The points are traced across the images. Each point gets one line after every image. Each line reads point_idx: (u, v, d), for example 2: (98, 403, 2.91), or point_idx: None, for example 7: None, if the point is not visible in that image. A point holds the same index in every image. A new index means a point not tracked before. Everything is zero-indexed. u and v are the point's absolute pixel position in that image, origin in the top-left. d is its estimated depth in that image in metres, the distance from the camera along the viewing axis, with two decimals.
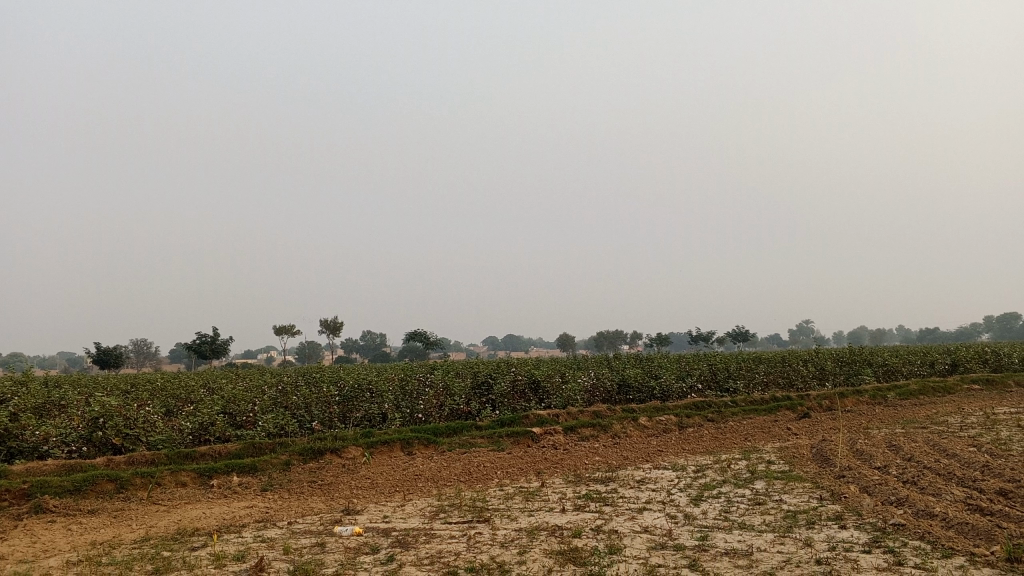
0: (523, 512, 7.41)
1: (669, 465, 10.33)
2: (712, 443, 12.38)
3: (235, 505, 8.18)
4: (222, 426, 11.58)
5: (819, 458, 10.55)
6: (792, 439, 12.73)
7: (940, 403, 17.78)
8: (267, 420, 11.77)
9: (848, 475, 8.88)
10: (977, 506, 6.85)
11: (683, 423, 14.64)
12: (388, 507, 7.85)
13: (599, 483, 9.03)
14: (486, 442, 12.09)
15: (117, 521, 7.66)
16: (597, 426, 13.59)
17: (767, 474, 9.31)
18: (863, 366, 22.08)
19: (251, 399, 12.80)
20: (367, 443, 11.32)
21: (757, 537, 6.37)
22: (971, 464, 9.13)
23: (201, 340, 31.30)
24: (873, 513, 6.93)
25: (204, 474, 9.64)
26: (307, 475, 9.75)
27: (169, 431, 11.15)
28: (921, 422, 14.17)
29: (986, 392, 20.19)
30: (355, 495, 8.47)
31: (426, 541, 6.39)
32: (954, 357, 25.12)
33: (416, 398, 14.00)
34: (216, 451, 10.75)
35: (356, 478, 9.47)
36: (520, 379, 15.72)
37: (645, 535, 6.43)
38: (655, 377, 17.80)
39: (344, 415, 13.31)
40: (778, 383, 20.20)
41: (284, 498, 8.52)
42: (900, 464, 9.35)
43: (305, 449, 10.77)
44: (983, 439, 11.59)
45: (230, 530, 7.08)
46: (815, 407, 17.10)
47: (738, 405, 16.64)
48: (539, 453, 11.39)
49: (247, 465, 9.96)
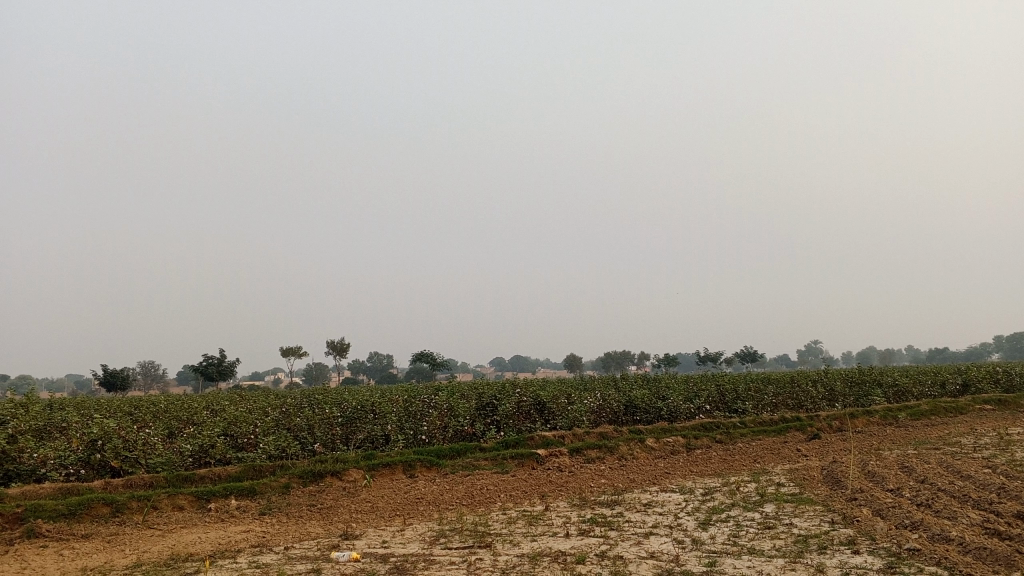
0: (526, 537, 7.22)
1: (676, 488, 10.11)
2: (720, 465, 12.15)
3: (231, 530, 8.00)
4: (222, 448, 11.40)
5: (830, 480, 10.32)
6: (802, 461, 12.48)
7: (952, 423, 17.49)
8: (268, 442, 11.59)
9: (860, 498, 8.66)
10: (995, 531, 6.63)
11: (690, 445, 14.40)
12: (388, 532, 7.66)
13: (604, 506, 8.83)
14: (490, 465, 11.89)
15: (110, 546, 7.50)
16: (603, 448, 13.37)
17: (777, 497, 9.09)
18: (872, 387, 21.78)
19: (252, 421, 12.63)
20: (369, 466, 11.12)
21: (767, 563, 6.16)
22: (986, 486, 8.90)
23: (207, 361, 31.18)
24: (886, 538, 6.72)
25: (201, 498, 9.46)
26: (307, 499, 9.57)
27: (168, 454, 10.98)
28: (933, 443, 13.91)
29: (998, 412, 19.89)
30: (355, 520, 8.28)
31: (424, 568, 6.20)
32: (965, 378, 24.81)
33: (420, 419, 13.79)
34: (215, 474, 10.57)
35: (356, 502, 9.28)
36: (525, 400, 15.52)
37: (651, 562, 6.23)
38: (663, 398, 17.57)
39: (347, 437, 13.12)
40: (787, 405, 19.92)
41: (282, 522, 8.34)
42: (913, 487, 9.12)
43: (305, 472, 10.59)
44: (998, 460, 11.33)
45: (225, 555, 6.91)
46: (825, 428, 16.85)
47: (747, 426, 16.39)
48: (543, 475, 11.18)
49: (245, 488, 9.79)
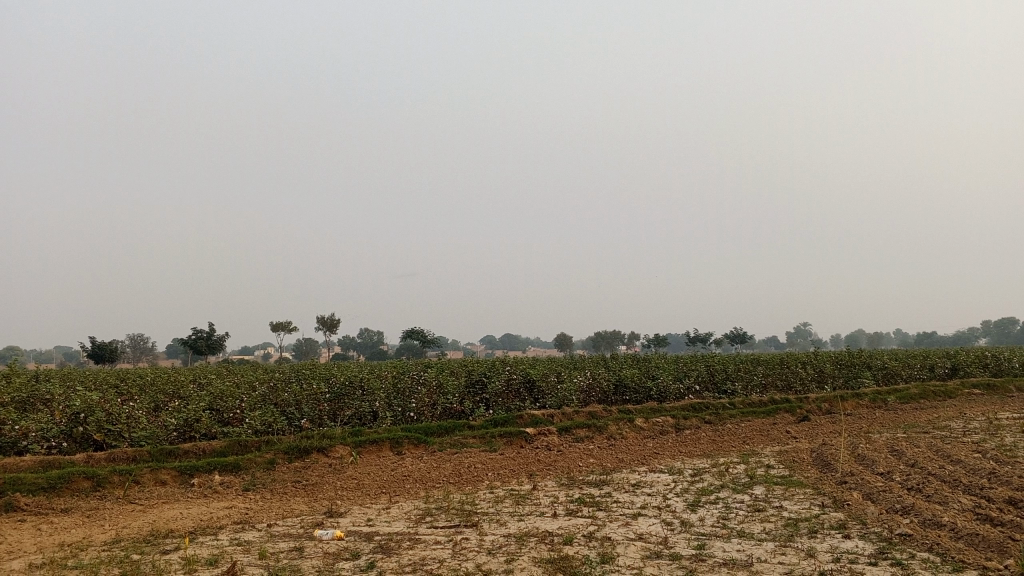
0: (513, 517, 7.12)
1: (665, 468, 10.04)
2: (710, 446, 12.10)
3: (213, 506, 7.87)
4: (207, 422, 11.26)
5: (820, 462, 10.26)
6: (792, 443, 12.43)
7: (941, 407, 17.51)
8: (254, 417, 11.44)
9: (850, 481, 8.59)
10: (987, 516, 6.55)
11: (680, 425, 14.34)
12: (373, 510, 7.54)
13: (593, 486, 8.74)
14: (479, 443, 11.80)
15: (89, 521, 7.37)
16: (592, 427, 13.29)
17: (766, 480, 9.02)
18: (862, 369, 21.78)
19: (239, 395, 12.49)
20: (355, 443, 11.00)
21: (757, 547, 6.07)
22: (977, 471, 8.85)
23: (196, 335, 30.97)
24: (878, 523, 6.63)
25: (184, 473, 9.33)
26: (292, 475, 9.45)
27: (152, 427, 10.82)
28: (923, 426, 13.90)
29: (986, 396, 19.92)
30: (339, 497, 8.15)
31: (409, 547, 6.08)
32: (954, 361, 24.84)
33: (409, 396, 13.67)
34: (200, 449, 10.44)
35: (342, 479, 9.15)
36: (514, 378, 15.44)
37: (639, 543, 6.13)
38: (653, 378, 17.51)
39: (334, 413, 12.99)
40: (777, 386, 19.89)
41: (266, 499, 8.21)
42: (903, 471, 9.07)
43: (291, 448, 10.47)
44: (988, 445, 11.30)
45: (206, 532, 6.78)
46: (814, 410, 16.83)
47: (736, 407, 16.36)
48: (532, 454, 11.08)
49: (229, 464, 9.66)
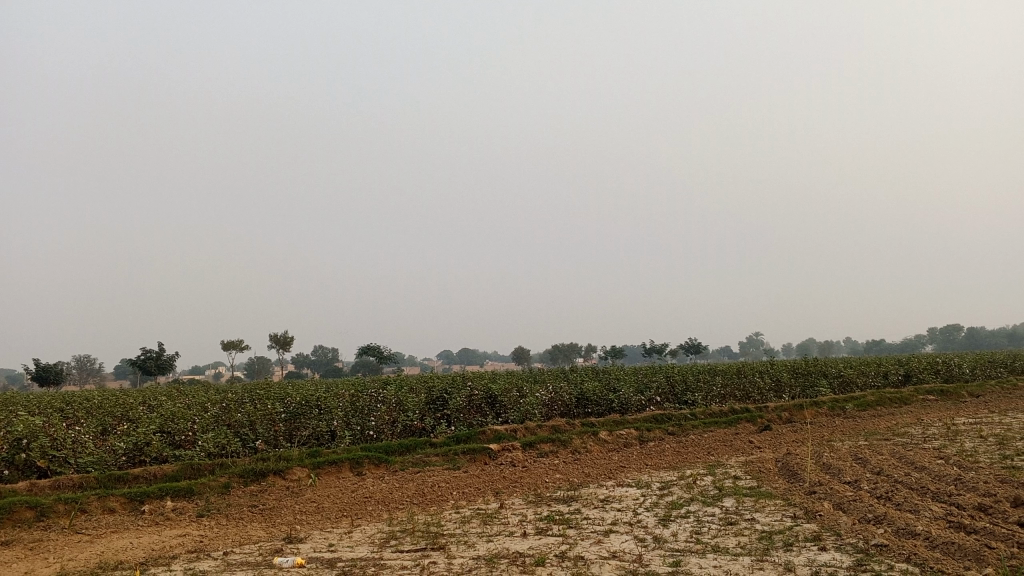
0: (482, 538, 6.88)
1: (632, 482, 9.89)
2: (674, 458, 12.01)
3: (165, 534, 7.49)
4: (158, 446, 10.82)
5: (786, 473, 10.19)
6: (756, 453, 12.37)
7: (898, 414, 17.68)
8: (207, 439, 11.03)
9: (819, 491, 8.52)
10: (959, 524, 6.51)
11: (643, 437, 14.25)
12: (334, 534, 7.24)
13: (561, 502, 8.55)
14: (441, 461, 11.53)
15: (33, 554, 6.96)
16: (556, 441, 13.12)
17: (736, 491, 8.91)
18: (818, 378, 21.94)
19: (191, 416, 12.07)
20: (314, 464, 10.66)
21: (733, 562, 5.92)
22: (943, 478, 8.85)
23: (145, 356, 30.16)
24: (852, 534, 6.53)
25: (135, 499, 8.93)
26: (248, 499, 9.09)
27: (100, 452, 10.37)
28: (883, 433, 13.98)
29: (940, 402, 20.24)
30: (299, 522, 7.84)
31: (375, 573, 5.81)
32: (907, 368, 25.22)
33: (368, 414, 13.34)
34: (151, 474, 10.01)
35: (301, 502, 8.82)
36: (476, 394, 15.19)
37: (614, 562, 5.94)
38: (614, 390, 17.41)
39: (290, 434, 12.60)
40: (735, 396, 19.94)
41: (221, 525, 7.86)
42: (870, 479, 9.03)
43: (246, 471, 10.09)
44: (949, 450, 11.38)
45: (158, 563, 6.42)
46: (775, 419, 16.89)
47: (697, 418, 16.33)
48: (496, 471, 10.86)
49: (182, 489, 9.27)
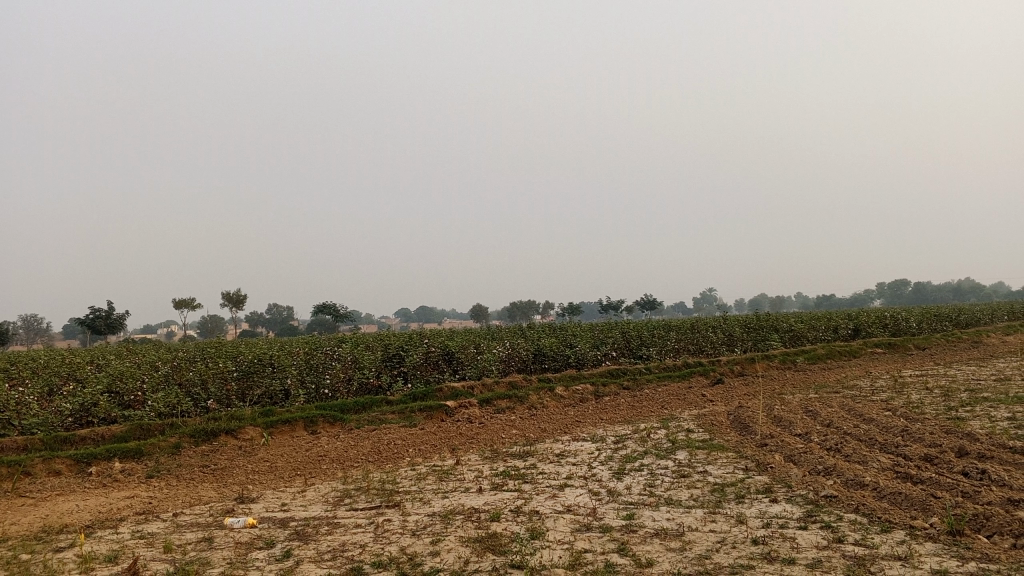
0: (437, 494, 6.85)
1: (588, 437, 9.95)
2: (629, 412, 12.11)
3: (113, 496, 7.33)
4: (106, 407, 10.58)
5: (739, 425, 10.34)
6: (709, 406, 12.55)
7: (847, 367, 18.06)
8: (156, 399, 10.82)
9: (770, 444, 8.64)
10: (906, 474, 6.65)
11: (599, 392, 14.34)
12: (287, 494, 7.14)
13: (517, 458, 8.56)
14: (398, 418, 11.46)
15: None
16: (513, 397, 13.14)
17: (689, 444, 9.00)
18: (770, 332, 22.27)
19: (140, 376, 11.82)
20: (267, 423, 10.52)
21: (687, 514, 5.96)
22: (890, 429, 9.05)
23: (94, 314, 29.46)
24: (803, 485, 6.63)
25: (81, 461, 8.74)
26: (199, 459, 8.94)
27: (45, 414, 10.11)
28: (833, 386, 14.28)
29: (887, 355, 20.72)
30: (251, 481, 7.73)
31: (328, 532, 5.73)
32: (856, 323, 25.72)
33: (322, 372, 13.21)
34: (99, 435, 9.79)
35: (253, 462, 8.70)
36: (433, 350, 15.13)
37: (568, 516, 5.95)
38: (570, 346, 17.49)
39: (243, 393, 12.40)
40: (689, 350, 20.15)
41: (171, 486, 7.72)
42: (820, 431, 9.19)
43: (197, 431, 9.92)
44: (896, 402, 11.64)
45: (105, 526, 6.27)
46: (727, 373, 17.14)
47: (652, 372, 16.50)
48: (453, 427, 10.83)
49: (131, 450, 9.09)
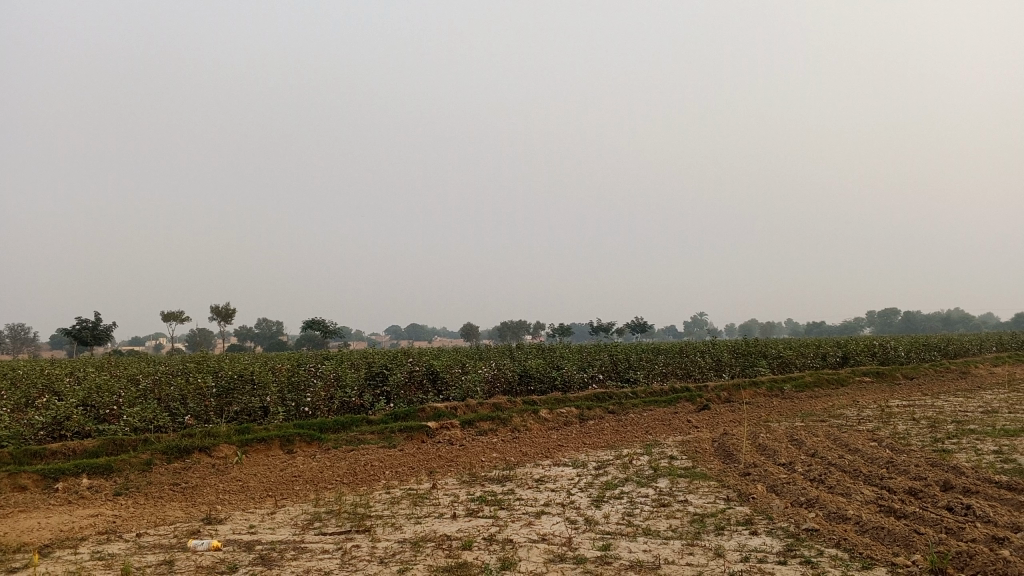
0: (409, 520, 6.66)
1: (569, 461, 9.78)
2: (613, 437, 11.96)
3: (77, 514, 7.12)
4: (79, 420, 10.36)
5: (722, 453, 10.18)
6: (694, 433, 12.40)
7: (834, 395, 17.93)
8: (132, 414, 10.60)
9: (753, 473, 8.49)
10: (889, 508, 6.51)
11: (583, 416, 14.18)
12: (256, 515, 6.95)
13: (495, 482, 8.38)
14: (377, 439, 11.27)
15: None
16: (496, 419, 12.96)
17: (670, 472, 8.85)
18: (758, 358, 22.12)
19: (116, 389, 11.60)
20: (242, 442, 10.31)
21: (664, 546, 5.80)
22: (875, 461, 8.91)
23: (81, 324, 29.16)
24: (784, 517, 6.48)
25: (49, 477, 8.52)
26: (170, 477, 8.73)
27: (16, 426, 9.89)
28: (819, 414, 14.17)
29: (875, 384, 20.62)
30: (220, 501, 7.54)
31: (293, 558, 5.55)
32: (845, 350, 25.62)
33: (303, 390, 13.01)
34: (70, 449, 9.58)
35: (226, 481, 8.50)
36: (417, 370, 14.94)
37: (542, 546, 5.78)
38: (557, 368, 17.31)
39: (221, 409, 12.17)
40: (677, 374, 19.99)
41: (139, 505, 7.51)
42: (805, 461, 9.05)
43: (170, 448, 9.71)
44: (882, 433, 11.53)
45: (64, 545, 6.07)
46: (714, 398, 17.00)
47: (638, 397, 16.34)
48: (433, 449, 10.66)
49: (101, 466, 8.88)
